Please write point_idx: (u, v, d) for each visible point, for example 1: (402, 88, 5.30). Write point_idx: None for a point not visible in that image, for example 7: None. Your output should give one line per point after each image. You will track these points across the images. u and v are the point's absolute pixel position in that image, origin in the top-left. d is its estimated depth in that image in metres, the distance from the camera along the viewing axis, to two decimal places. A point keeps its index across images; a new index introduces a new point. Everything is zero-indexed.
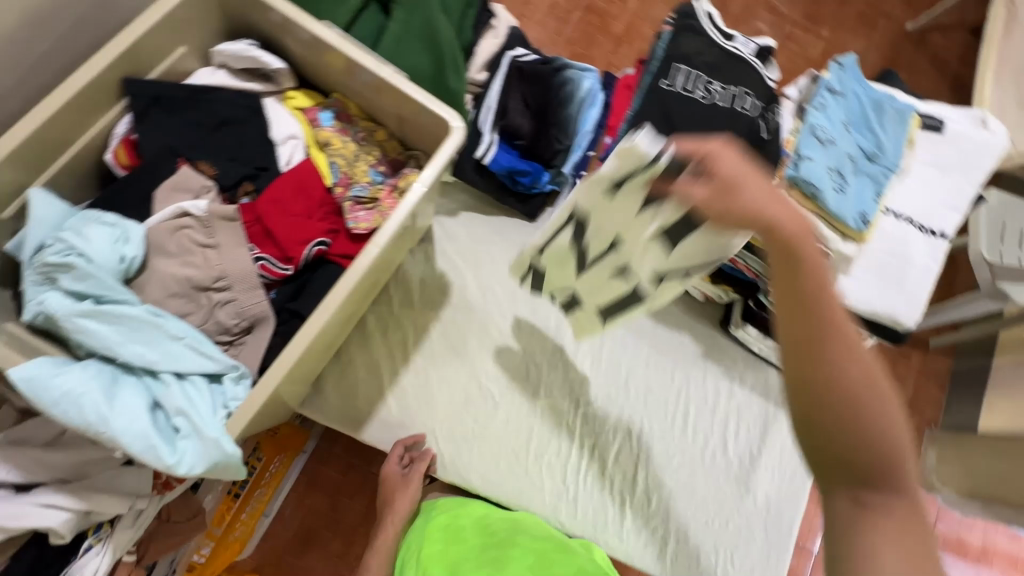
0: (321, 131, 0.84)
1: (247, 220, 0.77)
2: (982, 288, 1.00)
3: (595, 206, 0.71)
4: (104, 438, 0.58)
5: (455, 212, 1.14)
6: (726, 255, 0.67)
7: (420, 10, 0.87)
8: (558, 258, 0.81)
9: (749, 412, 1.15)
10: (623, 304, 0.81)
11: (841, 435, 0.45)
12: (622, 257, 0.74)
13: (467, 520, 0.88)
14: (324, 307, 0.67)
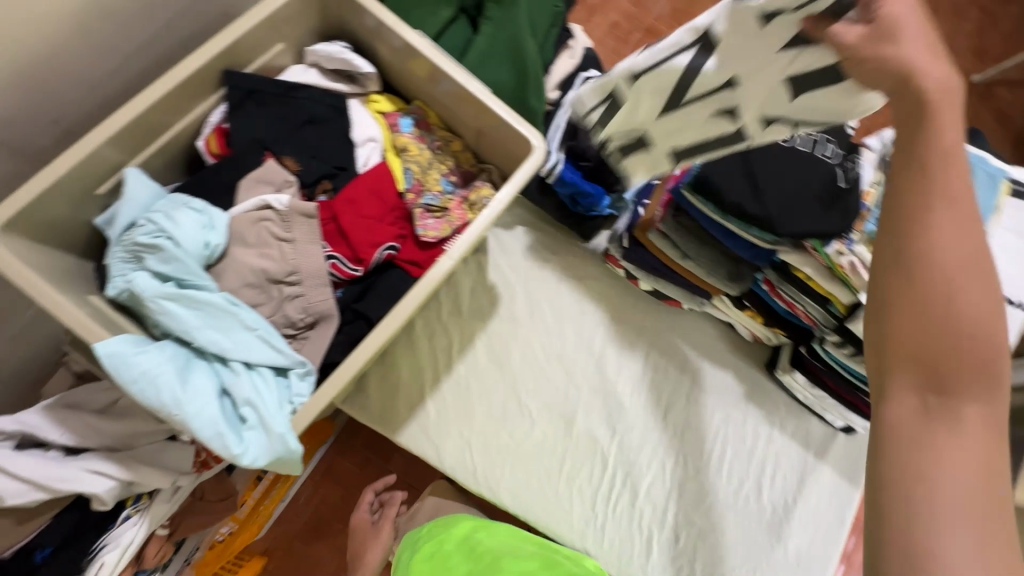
0: (400, 136, 0.85)
1: (324, 217, 0.78)
2: None
3: (733, 34, 0.58)
4: (176, 420, 0.59)
5: (511, 225, 1.15)
6: (847, 120, 0.61)
7: (508, 27, 0.87)
8: (649, 90, 0.68)
9: (787, 460, 1.12)
10: (708, 148, 0.72)
11: (930, 335, 0.45)
12: (733, 99, 0.64)
13: (451, 544, 0.88)
14: (395, 315, 0.69)
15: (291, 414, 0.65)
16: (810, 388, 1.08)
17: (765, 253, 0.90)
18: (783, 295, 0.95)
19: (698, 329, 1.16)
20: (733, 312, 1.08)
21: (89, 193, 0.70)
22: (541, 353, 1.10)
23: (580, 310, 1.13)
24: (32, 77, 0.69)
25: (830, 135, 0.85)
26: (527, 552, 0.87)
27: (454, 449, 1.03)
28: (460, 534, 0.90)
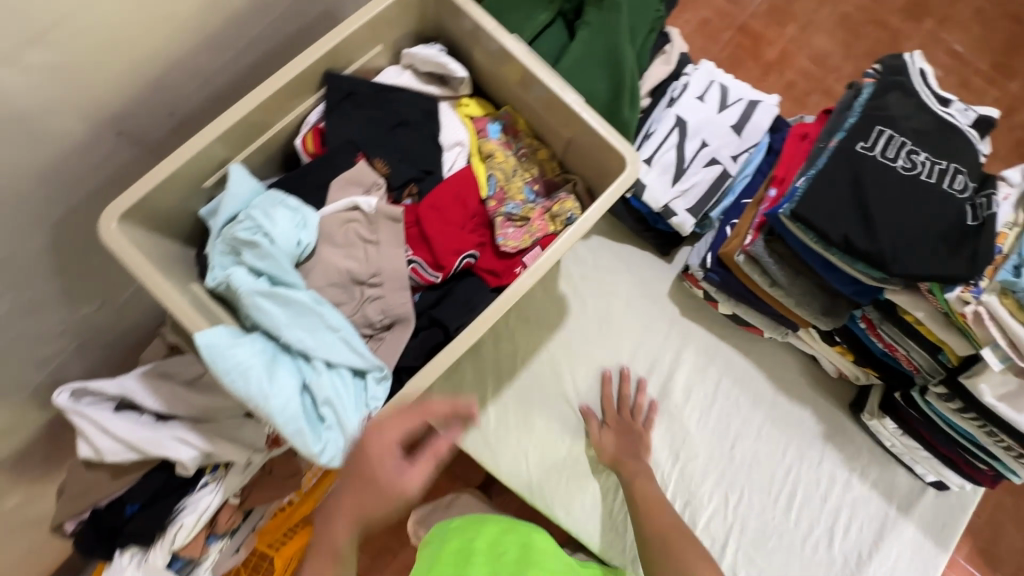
0: (487, 142, 0.84)
1: (407, 221, 0.78)
2: None
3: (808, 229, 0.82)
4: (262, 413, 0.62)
5: (586, 235, 1.12)
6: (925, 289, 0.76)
7: (606, 34, 0.84)
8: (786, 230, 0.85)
9: (866, 510, 1.04)
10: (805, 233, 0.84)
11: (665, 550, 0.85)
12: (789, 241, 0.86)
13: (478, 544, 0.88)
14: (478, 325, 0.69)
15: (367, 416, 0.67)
16: (899, 436, 1.00)
17: (869, 290, 0.82)
18: (885, 337, 0.86)
19: (777, 359, 1.09)
20: (821, 347, 1.00)
21: (197, 185, 0.74)
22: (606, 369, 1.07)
23: (651, 329, 1.09)
24: (155, 72, 0.73)
25: (961, 164, 0.78)
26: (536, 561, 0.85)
27: (511, 460, 1.03)
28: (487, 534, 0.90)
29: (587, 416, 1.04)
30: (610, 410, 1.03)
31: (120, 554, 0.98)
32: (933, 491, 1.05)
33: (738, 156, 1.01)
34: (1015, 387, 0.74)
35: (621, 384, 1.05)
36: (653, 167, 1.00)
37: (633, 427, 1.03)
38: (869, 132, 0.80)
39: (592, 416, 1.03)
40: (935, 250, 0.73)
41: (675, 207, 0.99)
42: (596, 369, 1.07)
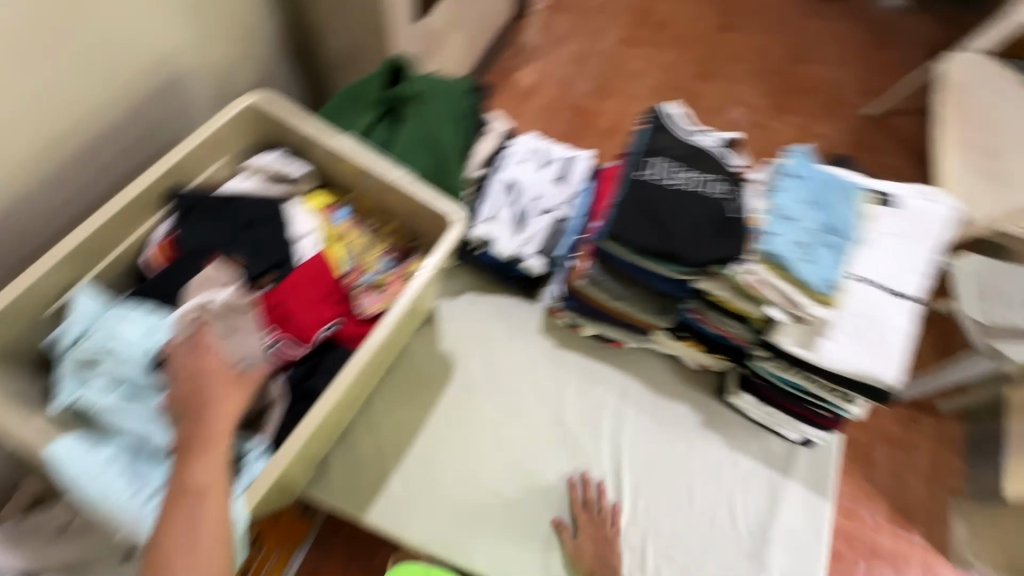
0: (338, 226, 0.93)
1: (268, 307, 0.83)
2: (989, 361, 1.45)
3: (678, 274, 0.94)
4: (117, 518, 0.67)
5: (457, 294, 1.22)
6: (793, 306, 0.87)
7: (424, 122, 1.00)
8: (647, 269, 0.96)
9: (755, 481, 1.15)
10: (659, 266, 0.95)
11: None
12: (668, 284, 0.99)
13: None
14: (341, 378, 0.76)
15: (239, 496, 0.68)
16: (759, 406, 1.14)
17: (684, 285, 0.99)
18: (711, 321, 1.02)
19: (648, 366, 1.22)
20: (675, 345, 1.15)
21: (36, 315, 0.76)
22: (499, 411, 1.14)
23: (533, 365, 1.19)
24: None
25: (719, 174, 1.00)
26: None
27: (426, 522, 1.03)
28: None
29: (560, 528, 1.06)
30: (581, 516, 1.06)
31: None
32: (805, 450, 1.19)
33: (568, 201, 1.19)
34: (805, 331, 0.92)
35: (587, 489, 1.09)
36: (496, 223, 1.15)
37: (605, 530, 1.06)
38: (644, 163, 1.02)
39: (564, 526, 1.06)
40: (711, 241, 0.91)
41: (524, 252, 1.14)
42: (562, 474, 1.11)
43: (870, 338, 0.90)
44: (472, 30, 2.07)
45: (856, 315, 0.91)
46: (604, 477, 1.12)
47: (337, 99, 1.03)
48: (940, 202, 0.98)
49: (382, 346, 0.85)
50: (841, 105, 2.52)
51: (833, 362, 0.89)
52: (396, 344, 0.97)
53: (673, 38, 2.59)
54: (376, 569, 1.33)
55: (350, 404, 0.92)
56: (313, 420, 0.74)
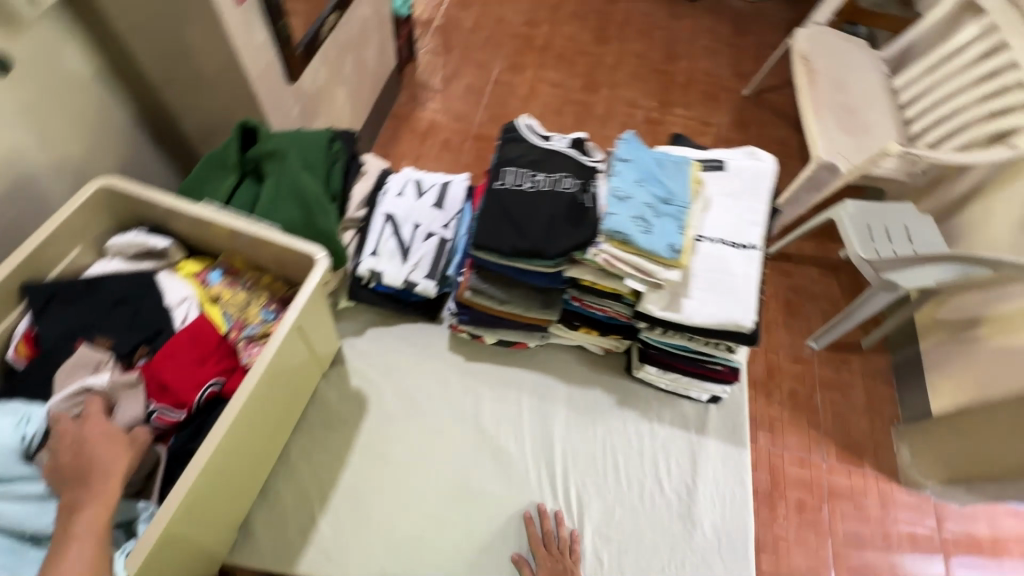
0: (212, 288, 0.96)
1: (143, 380, 0.84)
2: (878, 283, 1.76)
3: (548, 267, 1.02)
4: None
5: (361, 330, 1.25)
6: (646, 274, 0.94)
7: (286, 174, 1.04)
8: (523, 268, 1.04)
9: (675, 446, 1.22)
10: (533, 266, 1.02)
11: None
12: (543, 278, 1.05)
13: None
14: (222, 422, 0.81)
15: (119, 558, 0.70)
16: (663, 374, 1.21)
17: (557, 277, 1.05)
18: (591, 303, 1.09)
19: (557, 361, 1.28)
20: (574, 334, 1.21)
21: None
22: (416, 433, 1.16)
23: (445, 383, 1.22)
24: None
25: (567, 172, 1.08)
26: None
27: (361, 560, 1.03)
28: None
29: (520, 563, 1.05)
30: (540, 550, 1.05)
31: None
32: (715, 407, 1.26)
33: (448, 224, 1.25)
34: (668, 296, 0.99)
35: (544, 520, 1.09)
36: (382, 256, 1.19)
37: (565, 561, 1.05)
38: (500, 174, 1.09)
39: (524, 562, 1.05)
40: (567, 232, 0.98)
41: (414, 277, 1.18)
42: (520, 509, 1.12)
43: (723, 289, 0.98)
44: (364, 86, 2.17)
45: (708, 271, 1.00)
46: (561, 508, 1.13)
47: (199, 167, 1.06)
48: (761, 159, 1.09)
49: (261, 392, 0.89)
50: (719, 92, 2.75)
51: (697, 317, 0.97)
52: (286, 390, 1.02)
53: (557, 57, 2.76)
54: None
55: (243, 456, 0.93)
56: (192, 476, 0.77)
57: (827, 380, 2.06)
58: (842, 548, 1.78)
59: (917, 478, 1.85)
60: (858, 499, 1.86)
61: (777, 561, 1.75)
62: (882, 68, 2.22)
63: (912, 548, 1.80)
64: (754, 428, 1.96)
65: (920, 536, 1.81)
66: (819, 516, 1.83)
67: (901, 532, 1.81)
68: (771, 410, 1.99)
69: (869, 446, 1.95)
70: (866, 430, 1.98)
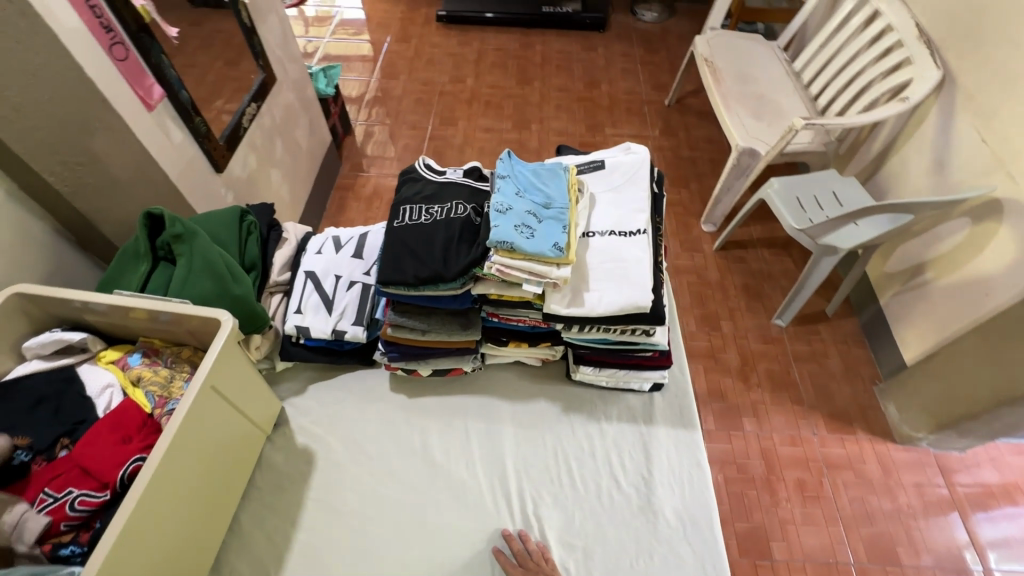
0: (132, 370, 0.99)
1: (65, 468, 0.86)
2: (818, 250, 1.79)
3: (454, 289, 1.06)
4: None
5: (302, 389, 1.28)
6: (543, 275, 0.99)
7: (196, 252, 1.09)
8: (433, 295, 1.09)
9: (626, 441, 1.22)
10: (440, 292, 1.07)
11: None
12: (454, 300, 1.10)
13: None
14: (132, 497, 0.80)
15: None
16: (599, 371, 1.23)
17: (464, 297, 1.10)
18: (507, 315, 1.14)
19: (500, 381, 1.31)
20: (506, 351, 1.25)
21: None
22: (369, 479, 1.17)
23: (391, 423, 1.25)
24: None
25: (460, 199, 1.15)
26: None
27: None
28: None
29: None
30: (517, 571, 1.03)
31: None
32: (659, 395, 1.29)
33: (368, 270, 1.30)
34: (569, 293, 1.04)
35: (512, 544, 1.08)
36: (307, 312, 1.24)
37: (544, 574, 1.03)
38: (399, 213, 1.15)
39: None
40: (461, 252, 1.04)
41: (341, 327, 1.22)
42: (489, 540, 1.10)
43: (619, 277, 1.03)
44: (308, 166, 2.25)
45: (603, 263, 1.05)
46: (526, 527, 1.12)
47: (115, 261, 1.14)
48: (633, 153, 1.18)
49: (186, 457, 0.90)
50: (643, 107, 2.90)
51: (600, 307, 1.01)
52: (225, 460, 1.02)
53: (486, 104, 2.90)
54: None
55: (183, 531, 0.92)
56: (110, 545, 0.76)
57: (800, 354, 2.03)
58: (853, 522, 1.67)
59: (909, 432, 1.78)
60: (857, 466, 1.78)
61: (789, 548, 1.63)
62: (779, 55, 2.36)
63: (925, 509, 1.70)
64: (737, 415, 1.88)
65: (930, 493, 1.72)
66: (821, 491, 1.73)
67: (909, 492, 1.73)
68: (752, 394, 1.93)
69: (855, 411, 1.90)
70: (849, 395, 1.93)
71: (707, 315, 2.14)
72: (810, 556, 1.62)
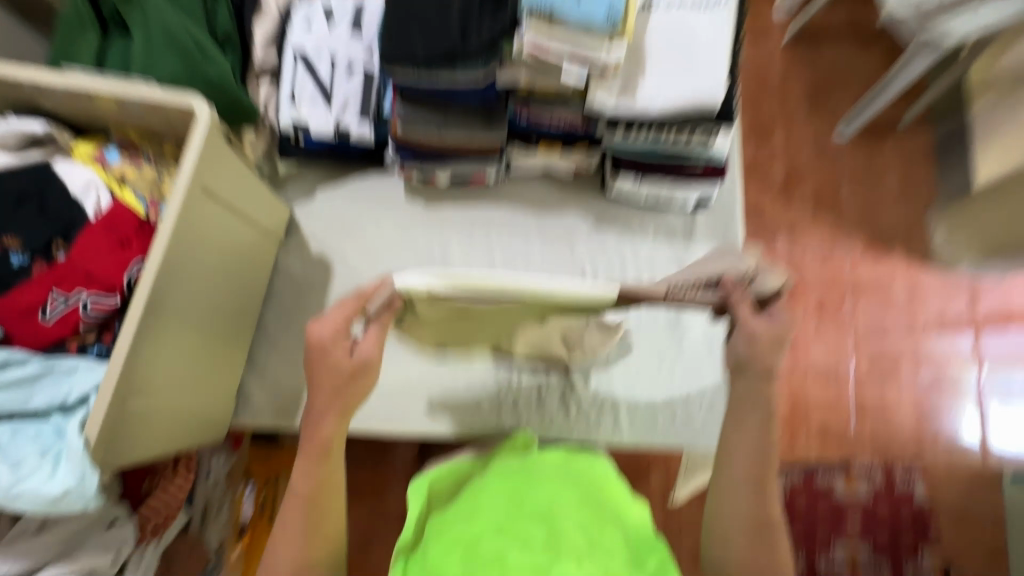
0: (113, 168, 0.88)
1: (66, 272, 0.81)
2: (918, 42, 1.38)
3: (478, 77, 0.85)
4: (51, 380, 0.76)
5: (311, 193, 1.17)
6: (594, 53, 0.77)
7: (153, 20, 0.90)
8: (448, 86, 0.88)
9: (661, 258, 1.14)
10: (461, 82, 0.86)
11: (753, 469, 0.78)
12: (478, 93, 0.90)
13: (503, 523, 0.66)
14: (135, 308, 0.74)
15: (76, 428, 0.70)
16: (640, 185, 1.07)
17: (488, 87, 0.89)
18: (539, 113, 0.95)
19: (525, 191, 1.18)
20: (534, 158, 1.08)
21: None
22: None
23: (409, 231, 1.16)
24: None
25: None
26: (591, 550, 0.63)
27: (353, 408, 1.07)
28: (506, 484, 0.73)
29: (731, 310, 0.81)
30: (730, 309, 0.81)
31: None
32: (703, 213, 1.15)
33: (370, 52, 1.07)
34: (620, 83, 0.83)
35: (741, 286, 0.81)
36: (303, 104, 1.05)
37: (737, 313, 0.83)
38: None
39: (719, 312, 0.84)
40: (484, 22, 0.81)
41: (345, 122, 1.05)
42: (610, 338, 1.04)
43: (683, 63, 0.83)
44: None
45: (664, 44, 0.83)
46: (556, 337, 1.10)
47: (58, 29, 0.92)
48: None
49: (188, 263, 0.83)
50: None
51: (657, 103, 0.82)
52: (235, 266, 0.97)
53: None
54: (386, 462, 1.45)
55: (204, 335, 0.91)
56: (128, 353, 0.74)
57: (856, 171, 1.80)
58: (864, 338, 1.69)
59: (953, 258, 1.68)
60: (884, 288, 1.72)
61: (795, 358, 1.68)
62: None
63: (940, 329, 1.69)
64: (772, 233, 1.76)
65: (950, 316, 1.70)
66: (839, 311, 1.71)
67: (930, 315, 1.70)
68: (791, 213, 1.78)
69: (901, 234, 1.75)
70: (898, 216, 1.76)
71: (760, 122, 1.86)
72: (812, 365, 1.68)
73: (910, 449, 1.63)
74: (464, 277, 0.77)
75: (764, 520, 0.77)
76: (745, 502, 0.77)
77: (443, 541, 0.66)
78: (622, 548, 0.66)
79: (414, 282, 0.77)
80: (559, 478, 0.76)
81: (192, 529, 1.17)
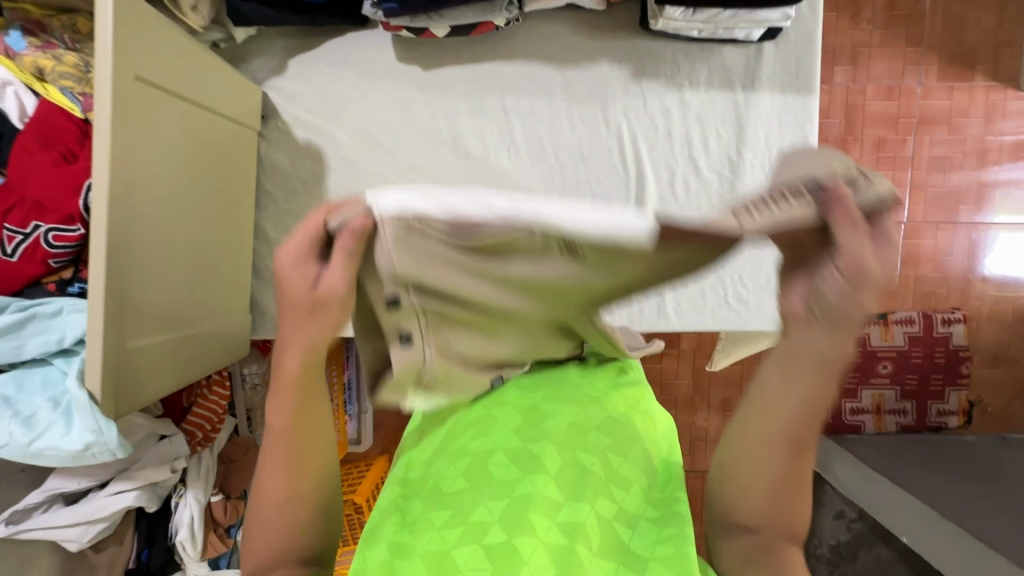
0: (21, 58, 0.70)
1: (14, 200, 0.69)
2: None
3: None
4: (43, 323, 0.68)
5: (281, 67, 0.96)
6: None
7: None
8: None
9: (713, 113, 0.94)
10: None
11: (794, 417, 0.42)
12: None
13: (515, 442, 0.56)
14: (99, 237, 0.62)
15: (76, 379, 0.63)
16: (692, 19, 0.83)
17: None
18: None
19: (540, 37, 0.94)
20: None
21: None
22: (394, 176, 0.98)
23: (407, 104, 0.96)
24: None
25: None
26: (607, 483, 0.55)
27: None
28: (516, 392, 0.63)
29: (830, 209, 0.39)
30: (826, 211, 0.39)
31: (181, 550, 1.03)
32: (771, 46, 0.91)
33: None
34: None
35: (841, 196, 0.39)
36: None
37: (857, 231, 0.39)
38: None
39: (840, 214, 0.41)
40: None
41: None
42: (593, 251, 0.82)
43: None
44: None
45: None
46: None
47: None
48: None
49: (146, 174, 0.68)
50: None
51: None
52: (209, 165, 0.82)
53: None
54: None
55: (191, 252, 0.79)
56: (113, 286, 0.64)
57: None
58: (923, 179, 1.44)
59: None
60: (956, 120, 1.43)
61: None
62: None
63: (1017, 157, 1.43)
64: (828, 63, 1.43)
65: None
66: (900, 150, 1.44)
67: (1003, 147, 1.43)
68: (856, 33, 1.42)
69: (986, 47, 1.41)
70: (987, 25, 1.40)
71: None
72: None
73: (955, 295, 1.46)
74: (468, 209, 0.37)
75: (796, 493, 0.43)
76: (776, 467, 0.43)
77: (447, 453, 0.59)
78: (642, 479, 0.58)
79: (385, 211, 0.39)
80: (577, 383, 0.65)
81: (241, 433, 1.20)
